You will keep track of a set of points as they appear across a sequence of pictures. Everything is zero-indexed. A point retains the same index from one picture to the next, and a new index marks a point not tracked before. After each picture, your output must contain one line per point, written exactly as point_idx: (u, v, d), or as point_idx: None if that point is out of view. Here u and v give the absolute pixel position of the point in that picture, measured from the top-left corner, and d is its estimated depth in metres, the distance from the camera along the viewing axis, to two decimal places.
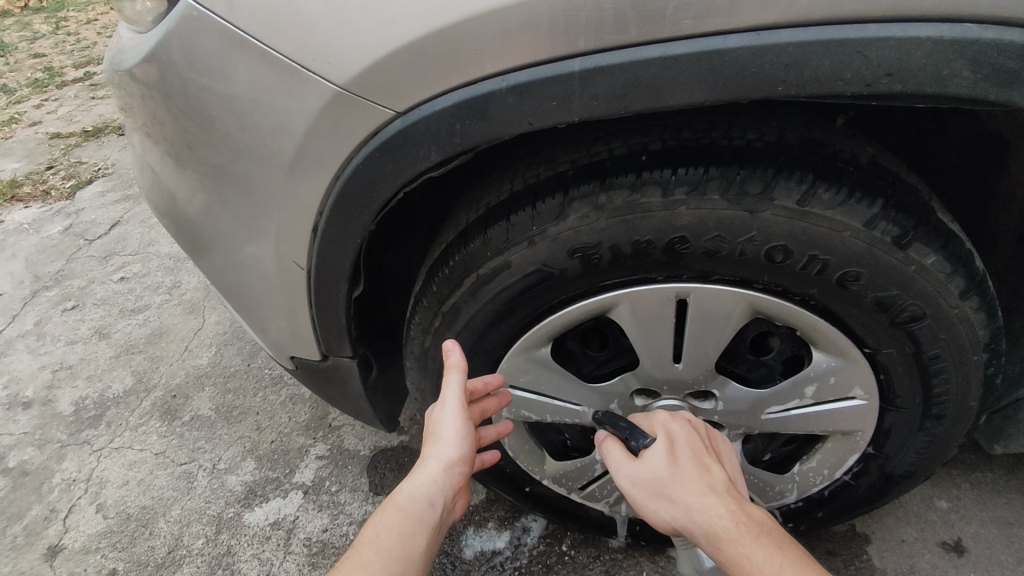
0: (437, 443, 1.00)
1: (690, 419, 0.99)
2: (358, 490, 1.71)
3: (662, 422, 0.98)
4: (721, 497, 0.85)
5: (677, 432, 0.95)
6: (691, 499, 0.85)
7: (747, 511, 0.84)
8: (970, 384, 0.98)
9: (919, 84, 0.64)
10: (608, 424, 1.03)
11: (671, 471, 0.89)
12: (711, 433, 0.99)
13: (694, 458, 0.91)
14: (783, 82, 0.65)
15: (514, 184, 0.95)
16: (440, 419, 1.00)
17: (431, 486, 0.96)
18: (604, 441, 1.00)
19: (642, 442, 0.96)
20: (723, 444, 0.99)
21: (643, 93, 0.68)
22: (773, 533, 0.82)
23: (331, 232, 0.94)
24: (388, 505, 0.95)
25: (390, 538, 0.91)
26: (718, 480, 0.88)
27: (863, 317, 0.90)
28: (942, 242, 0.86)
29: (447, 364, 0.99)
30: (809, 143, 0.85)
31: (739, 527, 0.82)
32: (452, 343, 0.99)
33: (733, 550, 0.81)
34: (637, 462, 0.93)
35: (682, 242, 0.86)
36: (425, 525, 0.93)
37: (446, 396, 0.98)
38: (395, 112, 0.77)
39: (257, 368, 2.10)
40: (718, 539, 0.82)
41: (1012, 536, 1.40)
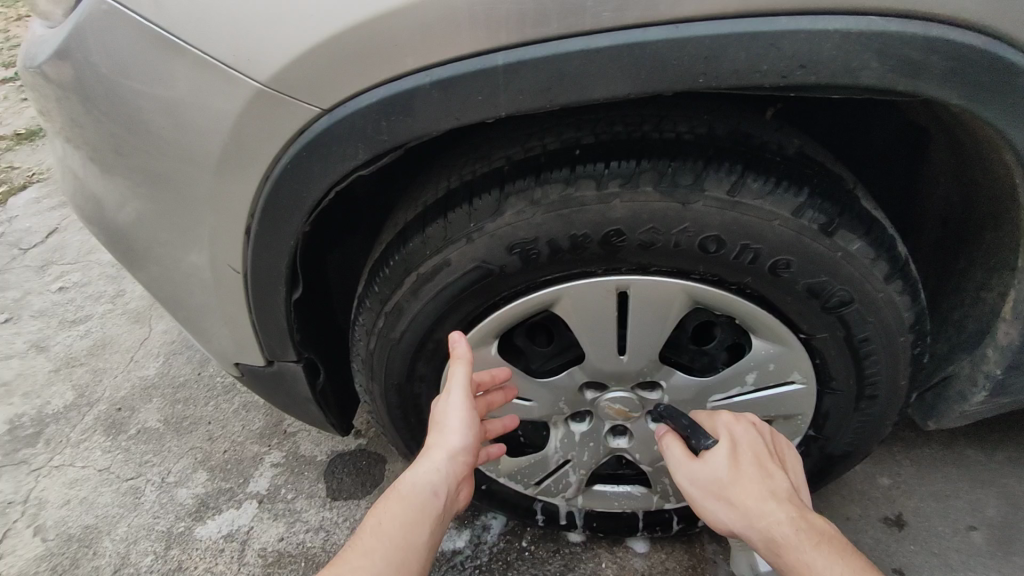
0: (442, 432, 1.00)
1: (754, 422, 1.00)
2: (314, 496, 1.68)
3: (725, 424, 1.00)
4: (783, 504, 0.88)
5: (739, 434, 0.97)
6: (751, 504, 0.89)
7: (807, 519, 0.87)
8: (899, 365, 1.02)
9: (830, 76, 0.65)
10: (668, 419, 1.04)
11: (732, 474, 0.92)
12: (774, 435, 1.00)
13: (756, 462, 0.93)
14: (702, 74, 0.66)
15: (452, 180, 0.94)
16: (446, 409, 1.00)
17: (435, 475, 0.96)
18: (664, 437, 1.03)
19: (703, 441, 0.97)
20: (786, 445, 1.01)
21: (567, 87, 0.68)
22: (834, 543, 0.85)
23: (264, 234, 0.91)
24: (392, 494, 0.96)
25: (393, 526, 0.92)
26: (781, 487, 0.91)
27: (796, 303, 0.93)
28: (867, 228, 0.89)
29: (453, 355, 0.98)
30: (738, 135, 0.87)
31: (798, 534, 0.85)
32: (458, 335, 0.98)
33: (793, 557, 0.84)
34: (697, 462, 0.96)
35: (618, 234, 0.86)
36: (428, 513, 0.94)
37: (451, 386, 0.98)
38: (320, 110, 0.75)
39: (207, 377, 2.04)
40: (778, 544, 0.86)
41: (948, 508, 1.46)
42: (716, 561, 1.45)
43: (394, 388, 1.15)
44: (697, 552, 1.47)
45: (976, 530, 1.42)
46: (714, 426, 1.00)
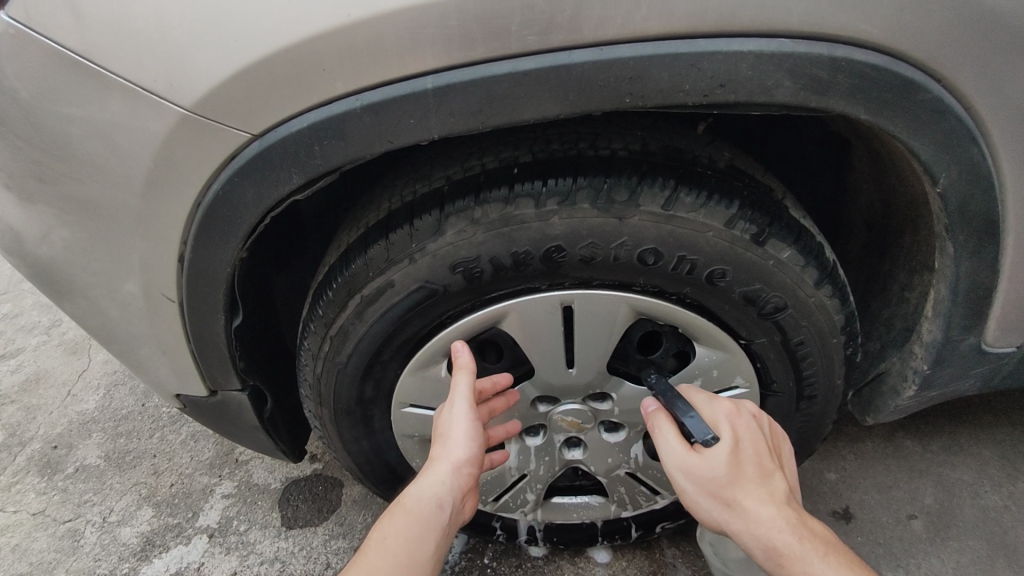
0: (446, 443, 0.98)
1: (753, 413, 0.97)
2: (268, 527, 1.62)
3: (725, 415, 0.96)
4: (783, 509, 0.88)
5: (739, 429, 0.94)
6: (753, 509, 0.88)
7: (806, 524, 0.88)
8: (834, 365, 1.06)
9: (748, 95, 0.69)
10: (663, 400, 0.99)
11: (732, 475, 0.89)
12: (772, 425, 1.00)
13: (757, 463, 0.91)
14: (629, 94, 0.68)
15: (393, 202, 0.94)
16: (449, 419, 0.98)
17: (439, 487, 0.96)
18: (656, 417, 0.98)
19: (704, 433, 0.92)
20: (780, 436, 1.00)
21: (498, 108, 0.70)
22: (835, 549, 0.86)
23: (198, 261, 0.89)
24: (396, 506, 0.95)
25: (396, 543, 0.92)
26: (779, 490, 0.90)
27: (734, 310, 0.95)
28: (796, 236, 0.92)
29: (456, 365, 0.99)
30: (671, 150, 0.89)
31: (800, 541, 0.86)
32: (461, 344, 0.99)
33: (794, 566, 0.85)
34: (694, 455, 0.92)
35: (559, 250, 0.87)
36: (432, 528, 0.94)
37: (456, 396, 0.97)
38: (250, 134, 0.74)
39: (152, 408, 1.95)
40: (778, 552, 0.86)
41: (890, 499, 1.53)
42: (675, 565, 1.47)
43: (344, 412, 1.13)
44: (657, 558, 1.48)
45: (916, 518, 1.48)
46: (713, 415, 0.96)
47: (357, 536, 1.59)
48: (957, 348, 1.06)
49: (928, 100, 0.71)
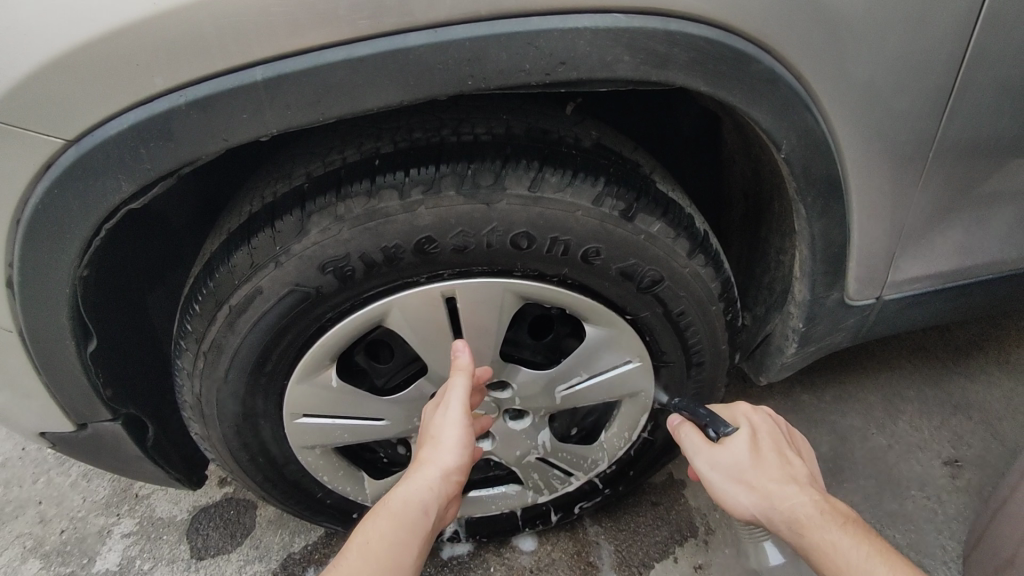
0: (435, 448, 0.95)
1: (770, 414, 1.03)
2: (176, 561, 1.52)
3: (743, 413, 1.03)
4: (805, 487, 0.89)
5: (757, 425, 0.99)
6: (772, 486, 0.89)
7: (830, 502, 0.88)
8: (716, 331, 1.10)
9: (590, 71, 0.69)
10: (684, 411, 1.05)
11: (753, 460, 0.93)
12: (788, 427, 1.04)
13: (776, 449, 0.95)
14: (470, 76, 0.67)
15: (254, 204, 0.89)
16: (442, 424, 0.96)
17: (426, 493, 0.93)
18: (681, 426, 1.03)
19: (723, 428, 0.97)
20: (799, 439, 1.05)
21: (336, 98, 0.66)
22: (856, 524, 0.86)
23: (31, 286, 0.80)
24: (380, 509, 0.92)
25: (381, 548, 0.88)
26: (800, 472, 0.92)
27: (614, 287, 0.97)
28: (664, 210, 0.95)
29: (454, 365, 0.95)
30: (535, 132, 0.89)
31: (824, 515, 0.86)
32: (462, 345, 0.95)
33: (816, 536, 0.84)
34: (717, 448, 0.96)
35: (429, 242, 0.85)
36: (416, 534, 0.91)
37: (452, 398, 0.94)
38: (63, 141, 0.67)
39: (34, 450, 1.78)
40: (801, 525, 0.86)
41: None
42: (598, 542, 1.49)
43: (232, 432, 1.07)
44: (581, 538, 1.50)
45: None
46: (733, 416, 1.02)
47: (274, 557, 1.52)
48: (826, 304, 1.13)
49: (761, 70, 0.75)
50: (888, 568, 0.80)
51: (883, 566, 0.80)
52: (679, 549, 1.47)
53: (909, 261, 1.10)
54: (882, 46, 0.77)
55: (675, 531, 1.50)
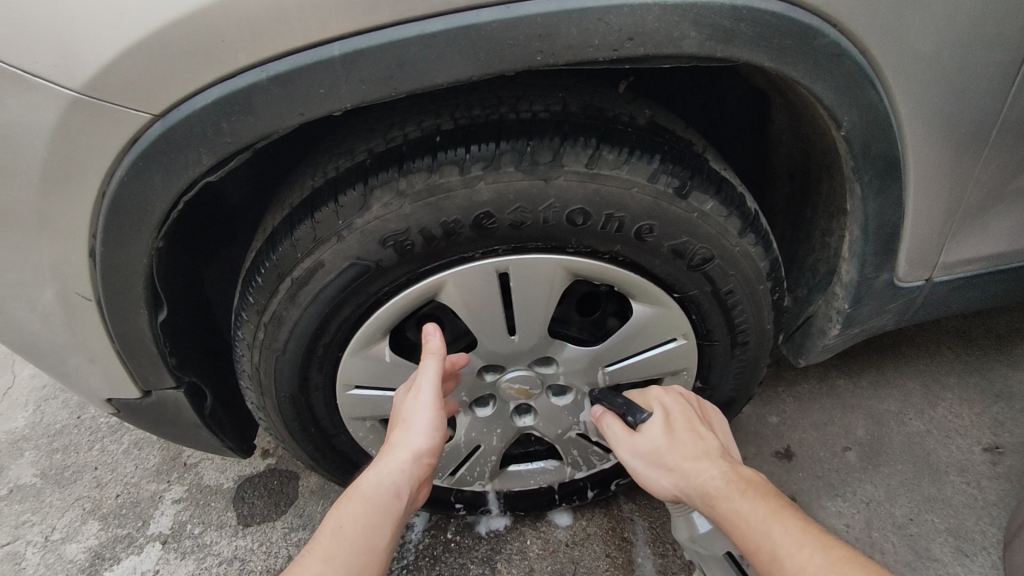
0: (407, 431, 0.99)
1: (682, 393, 1.12)
2: (225, 526, 1.59)
3: (656, 398, 1.12)
4: (715, 461, 0.98)
5: (671, 408, 1.09)
6: (684, 464, 0.99)
7: (737, 472, 0.96)
8: (762, 311, 1.10)
9: (656, 47, 0.70)
10: (604, 400, 1.13)
11: (668, 443, 1.03)
12: (701, 403, 1.13)
13: (689, 428, 1.05)
14: (539, 52, 0.68)
15: (317, 179, 0.92)
16: (412, 408, 0.99)
17: (398, 475, 0.97)
18: (602, 417, 1.12)
19: (638, 416, 1.07)
20: (717, 417, 1.14)
21: (409, 74, 0.68)
22: (760, 488, 0.92)
23: (112, 256, 0.84)
24: (352, 494, 0.96)
25: (354, 530, 0.92)
26: (712, 446, 1.01)
27: (664, 264, 0.98)
28: (716, 188, 0.95)
29: (426, 349, 0.99)
30: (591, 109, 0.90)
31: (729, 484, 0.94)
32: (432, 329, 0.99)
33: (724, 505, 0.92)
34: (636, 437, 1.07)
35: (488, 217, 0.87)
36: (388, 517, 0.95)
37: (422, 382, 0.98)
38: (150, 115, 0.70)
39: (88, 419, 1.86)
40: (711, 496, 0.94)
41: (827, 435, 1.62)
42: (633, 519, 1.52)
43: (287, 401, 1.11)
44: (615, 514, 1.53)
45: (851, 450, 1.59)
46: (647, 400, 1.12)
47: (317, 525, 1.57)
48: (873, 286, 1.12)
49: (825, 45, 0.75)
50: (780, 521, 0.87)
51: (776, 521, 0.87)
52: None
53: (960, 243, 1.09)
54: (948, 22, 0.77)
55: None
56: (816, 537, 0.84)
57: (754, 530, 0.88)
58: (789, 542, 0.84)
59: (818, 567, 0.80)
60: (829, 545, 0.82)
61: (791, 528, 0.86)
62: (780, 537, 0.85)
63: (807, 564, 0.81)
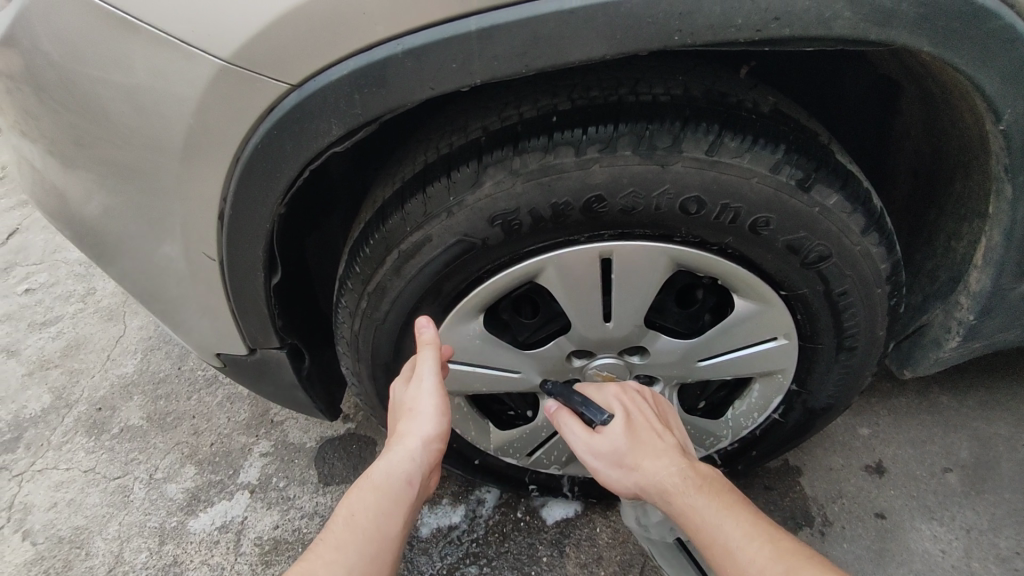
0: (413, 419, 0.97)
1: (640, 389, 1.08)
2: (307, 483, 1.67)
3: (614, 395, 1.06)
4: (674, 458, 0.97)
5: (632, 406, 1.04)
6: (646, 462, 0.97)
7: (693, 469, 0.96)
8: (876, 315, 1.04)
9: (804, 27, 0.68)
10: (560, 397, 1.09)
11: (629, 441, 0.99)
12: (660, 400, 1.09)
13: (648, 426, 1.02)
14: (678, 31, 0.67)
15: (429, 155, 0.93)
16: (417, 396, 0.98)
17: (408, 464, 0.96)
18: (558, 414, 1.07)
19: (598, 415, 1.03)
20: (673, 413, 1.10)
21: (543, 51, 0.69)
22: (716, 486, 0.93)
23: (238, 220, 0.89)
24: (363, 484, 0.95)
25: (366, 518, 0.91)
26: (671, 444, 0.99)
27: (776, 260, 0.94)
28: (842, 182, 0.90)
29: (421, 340, 0.97)
30: (713, 94, 0.87)
31: (687, 482, 0.94)
32: (425, 321, 0.97)
33: (681, 502, 0.92)
34: (596, 434, 1.02)
35: (599, 200, 0.87)
36: (400, 505, 0.94)
37: (424, 373, 0.97)
38: (288, 85, 0.73)
39: (188, 371, 2.00)
40: (669, 493, 0.94)
41: (925, 453, 1.52)
42: None
43: (381, 369, 1.14)
44: None
45: (952, 472, 1.48)
46: (605, 399, 1.06)
47: None
48: (1007, 297, 1.05)
49: (999, 28, 0.71)
50: (732, 516, 0.89)
51: (729, 515, 0.89)
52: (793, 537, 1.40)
53: None
54: None
55: (788, 518, 1.43)
56: (765, 532, 0.86)
57: (709, 528, 0.89)
58: (740, 536, 0.86)
59: (767, 559, 0.82)
60: (776, 538, 0.85)
61: (742, 521, 0.88)
62: (731, 530, 0.87)
63: (757, 558, 0.83)
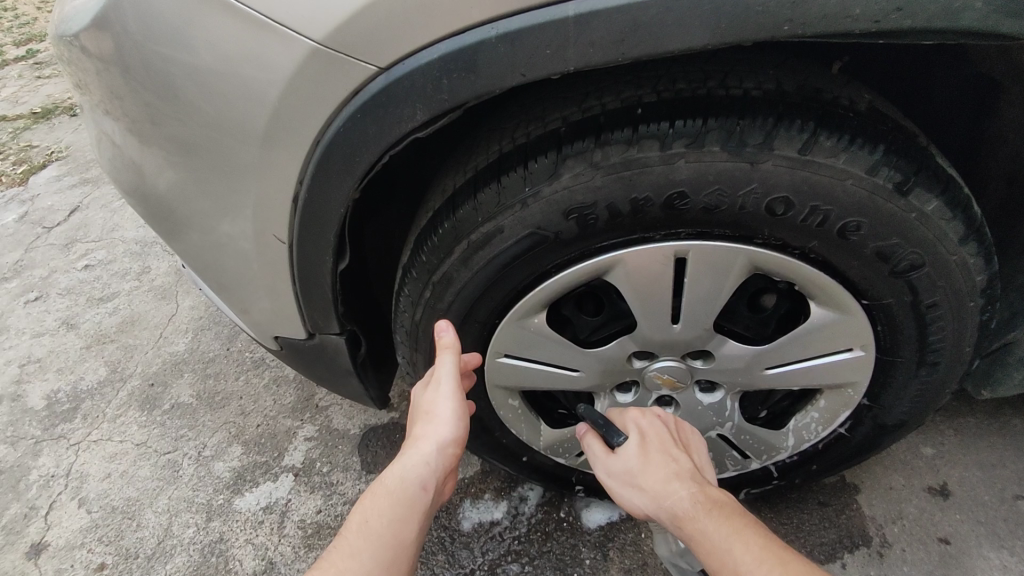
0: (429, 422, 0.97)
1: (661, 413, 1.07)
2: (350, 469, 1.68)
3: (633, 418, 1.06)
4: (686, 482, 0.94)
5: (648, 428, 1.04)
6: (657, 486, 0.95)
7: (706, 493, 0.92)
8: (965, 329, 0.98)
9: (928, 20, 0.64)
10: (588, 418, 1.08)
11: (641, 463, 0.99)
12: (680, 423, 1.07)
13: (662, 448, 1.00)
14: (790, 21, 0.64)
15: (503, 144, 0.91)
16: (433, 399, 0.97)
17: (424, 469, 0.94)
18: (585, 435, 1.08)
19: (614, 436, 1.03)
20: (694, 433, 1.07)
21: (643, 38, 0.66)
22: (728, 510, 0.89)
23: (312, 203, 0.89)
24: (377, 488, 0.94)
25: (379, 523, 0.90)
26: (684, 468, 0.97)
27: (863, 267, 0.89)
28: (942, 187, 0.85)
29: (441, 345, 0.97)
30: (807, 90, 0.83)
31: (697, 506, 0.90)
32: (445, 324, 0.97)
33: (690, 527, 0.89)
34: (612, 457, 1.03)
35: (681, 197, 0.84)
36: (415, 510, 0.92)
37: (441, 376, 0.96)
38: (377, 68, 0.73)
39: (237, 352, 2.04)
40: (679, 519, 0.91)
41: (994, 477, 1.44)
42: None
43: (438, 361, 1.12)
44: None
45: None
46: (624, 422, 1.07)
47: None
48: None
49: None
50: (741, 540, 0.85)
51: (738, 538, 0.85)
52: (849, 556, 1.34)
53: None
54: None
55: (844, 536, 1.37)
56: (774, 556, 0.82)
57: (718, 551, 0.85)
58: (750, 561, 0.82)
59: None
60: (786, 563, 0.80)
61: (752, 545, 0.84)
62: (741, 556, 0.83)
63: None
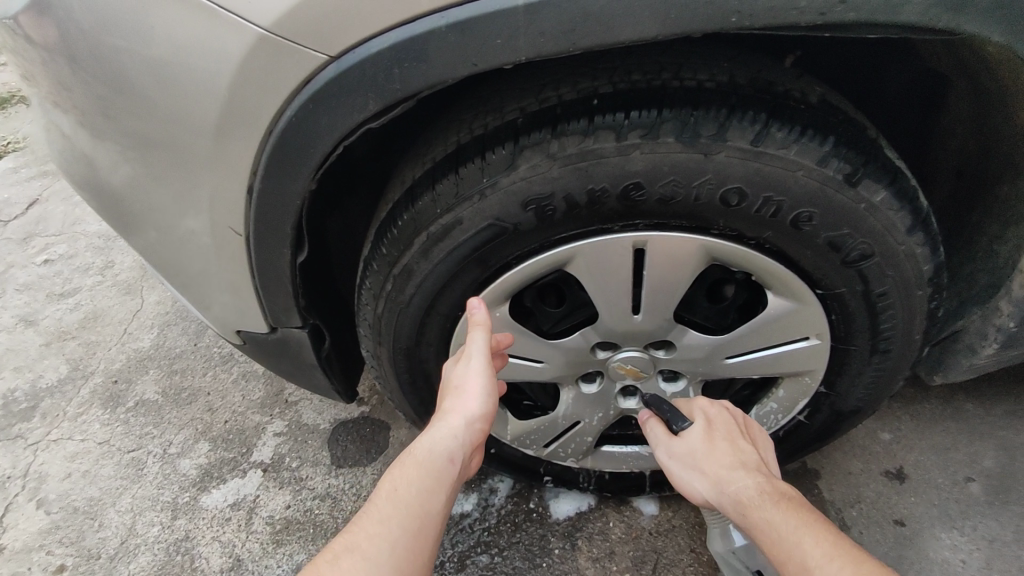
0: (458, 396, 0.96)
1: (729, 406, 1.08)
2: (319, 464, 1.67)
3: (700, 407, 1.08)
4: (751, 473, 0.95)
5: (715, 417, 1.06)
6: (723, 472, 0.97)
7: (772, 485, 0.93)
8: (915, 317, 1.01)
9: (870, 13, 0.65)
10: (652, 404, 1.12)
11: (706, 449, 1.01)
12: (748, 419, 1.08)
13: (728, 437, 1.02)
14: (737, 13, 0.65)
15: (462, 135, 0.91)
16: (462, 375, 0.96)
17: (452, 441, 0.93)
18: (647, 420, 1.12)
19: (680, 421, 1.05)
20: (760, 431, 1.08)
21: (592, 28, 0.66)
22: (796, 503, 0.89)
23: (267, 194, 0.87)
24: (405, 458, 0.93)
25: (410, 490, 0.89)
26: (751, 459, 0.98)
27: (816, 257, 0.91)
28: (890, 178, 0.88)
29: (472, 321, 0.94)
30: (759, 82, 0.84)
31: (763, 496, 0.91)
32: (477, 300, 0.94)
33: (755, 515, 0.90)
34: (677, 439, 1.05)
35: (637, 188, 0.84)
36: (442, 482, 0.91)
37: (471, 354, 0.94)
38: (328, 57, 0.72)
39: (203, 347, 2.00)
40: (745, 505, 0.91)
41: (947, 460, 1.49)
42: None
43: (402, 354, 1.12)
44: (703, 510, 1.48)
45: (975, 481, 1.45)
46: (690, 410, 1.09)
47: None
48: None
49: None
50: (811, 532, 0.84)
51: (807, 532, 0.84)
52: None
53: None
54: None
55: None
56: (845, 550, 0.80)
57: (785, 541, 0.85)
58: (819, 555, 0.81)
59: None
60: (859, 561, 0.79)
61: (821, 540, 0.83)
62: (809, 547, 0.82)
63: None
